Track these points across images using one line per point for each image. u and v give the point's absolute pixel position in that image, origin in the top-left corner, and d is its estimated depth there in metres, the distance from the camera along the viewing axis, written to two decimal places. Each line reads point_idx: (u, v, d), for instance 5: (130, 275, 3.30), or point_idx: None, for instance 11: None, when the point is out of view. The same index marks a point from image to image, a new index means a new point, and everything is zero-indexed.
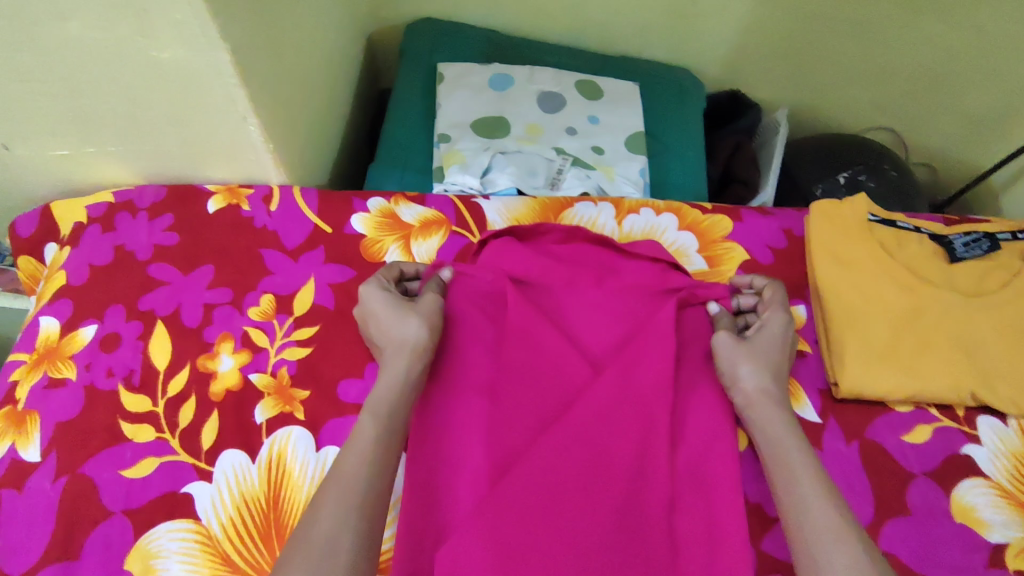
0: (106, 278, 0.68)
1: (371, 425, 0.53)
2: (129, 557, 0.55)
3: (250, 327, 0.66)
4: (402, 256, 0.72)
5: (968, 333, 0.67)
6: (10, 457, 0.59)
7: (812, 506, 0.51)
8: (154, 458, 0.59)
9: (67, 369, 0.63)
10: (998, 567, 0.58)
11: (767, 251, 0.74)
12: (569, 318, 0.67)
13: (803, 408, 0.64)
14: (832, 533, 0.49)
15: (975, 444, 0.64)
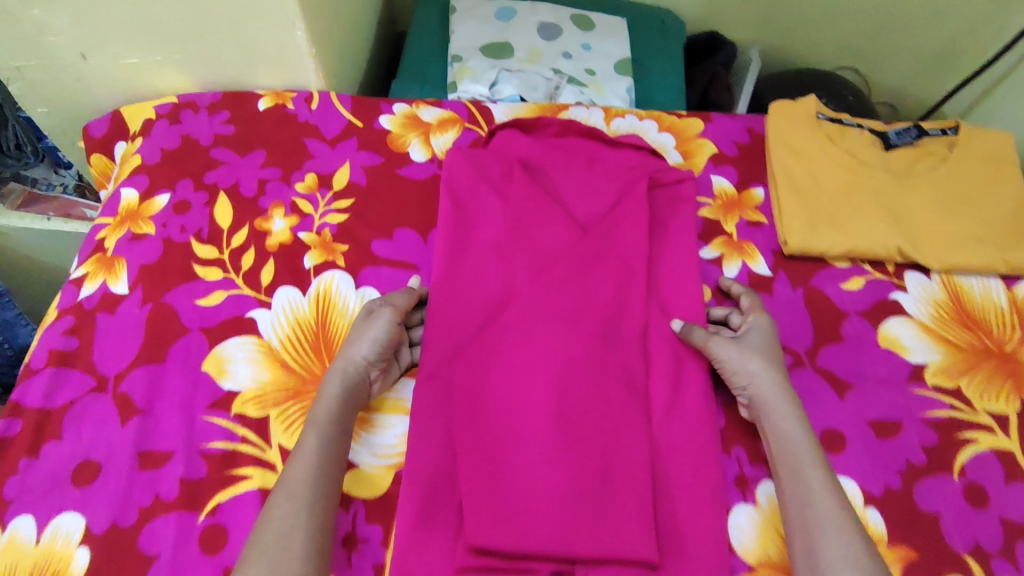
0: (174, 159, 0.81)
1: (316, 436, 0.59)
2: (206, 361, 0.68)
3: (297, 198, 0.79)
4: (423, 148, 0.84)
5: (897, 204, 0.80)
6: (103, 291, 0.72)
7: (818, 509, 0.57)
8: (223, 291, 0.72)
9: (146, 226, 0.76)
10: (916, 381, 0.71)
11: (733, 145, 0.87)
12: (563, 191, 0.80)
13: (756, 264, 0.78)
14: (839, 540, 0.55)
15: (901, 291, 0.77)
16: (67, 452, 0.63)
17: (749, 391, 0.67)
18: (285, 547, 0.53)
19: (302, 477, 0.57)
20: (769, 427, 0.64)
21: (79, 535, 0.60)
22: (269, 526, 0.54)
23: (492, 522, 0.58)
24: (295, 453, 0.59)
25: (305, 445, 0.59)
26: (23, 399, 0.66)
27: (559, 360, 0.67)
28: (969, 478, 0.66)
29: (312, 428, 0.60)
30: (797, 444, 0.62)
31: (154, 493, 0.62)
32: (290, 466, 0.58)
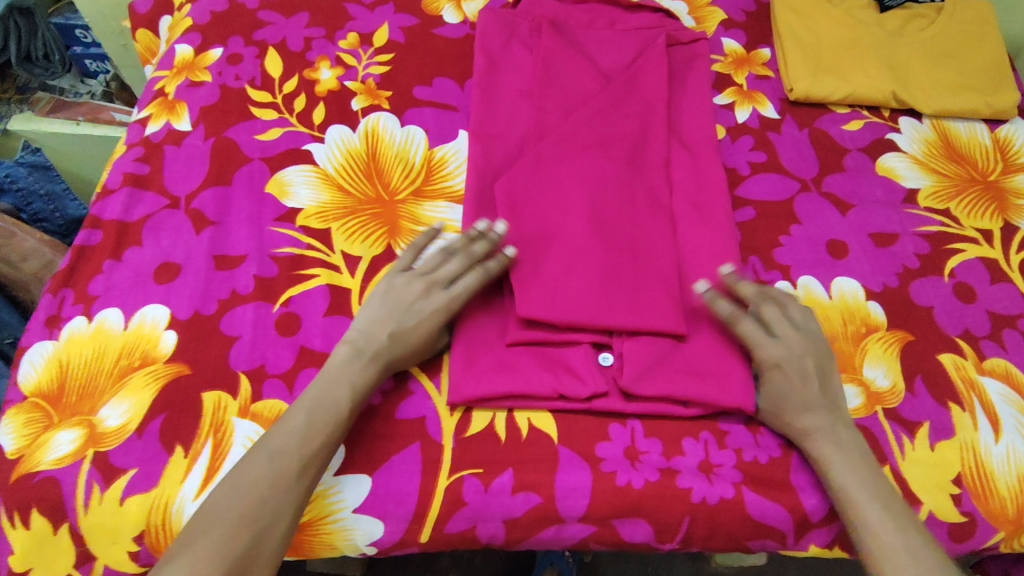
0: (224, 20, 0.87)
1: (347, 396, 0.57)
2: (268, 184, 0.74)
3: (341, 52, 0.85)
4: (455, 12, 0.90)
5: (891, 58, 0.87)
6: (167, 128, 0.78)
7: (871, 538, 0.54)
8: (279, 128, 0.78)
9: (204, 75, 0.82)
10: (910, 202, 0.79)
11: (741, 13, 0.94)
12: (588, 44, 0.86)
13: (765, 109, 0.85)
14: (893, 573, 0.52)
15: (896, 132, 0.85)
16: (148, 255, 0.69)
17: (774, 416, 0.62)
18: (273, 518, 0.50)
19: (310, 443, 0.54)
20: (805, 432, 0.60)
21: (165, 321, 0.65)
22: (265, 482, 0.51)
23: (540, 300, 0.65)
24: (323, 401, 0.56)
25: (334, 397, 0.56)
26: (103, 213, 0.72)
27: (591, 174, 0.73)
28: (957, 279, 0.74)
29: (342, 382, 0.57)
30: (847, 476, 0.57)
31: (230, 288, 0.67)
32: (290, 416, 0.55)
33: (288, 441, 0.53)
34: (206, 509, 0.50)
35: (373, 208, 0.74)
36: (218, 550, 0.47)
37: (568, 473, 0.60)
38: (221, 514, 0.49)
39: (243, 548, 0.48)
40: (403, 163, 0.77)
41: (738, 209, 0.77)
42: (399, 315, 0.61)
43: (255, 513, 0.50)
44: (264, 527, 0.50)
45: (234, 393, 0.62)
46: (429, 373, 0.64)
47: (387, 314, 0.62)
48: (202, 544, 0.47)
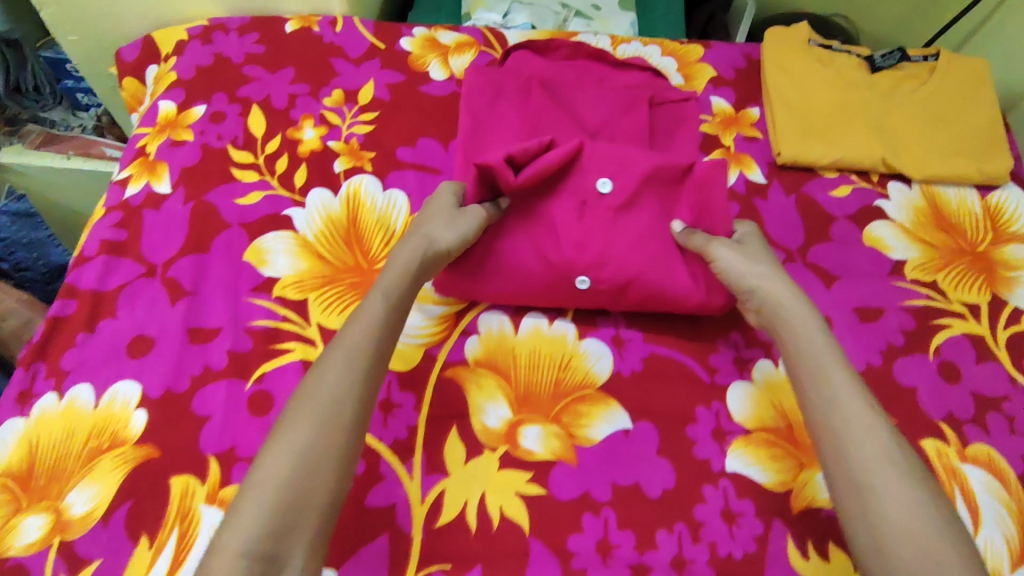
0: (208, 75, 0.86)
1: (380, 303, 0.59)
2: (247, 252, 0.74)
3: (325, 110, 0.85)
4: (441, 68, 0.90)
5: (882, 120, 0.86)
6: (147, 191, 0.77)
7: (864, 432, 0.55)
8: (260, 192, 0.78)
9: (185, 134, 0.81)
10: (896, 274, 0.78)
11: (731, 70, 0.93)
12: (576, 104, 0.85)
13: (753, 173, 0.84)
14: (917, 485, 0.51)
15: (885, 199, 0.84)
16: (122, 328, 0.69)
17: (756, 296, 0.66)
18: (332, 415, 0.52)
19: (369, 349, 0.56)
20: (793, 342, 0.62)
21: (135, 400, 0.65)
22: (322, 385, 0.53)
23: None
24: (358, 312, 0.58)
25: (372, 306, 0.59)
26: (78, 282, 0.71)
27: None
28: (943, 357, 0.73)
29: (374, 293, 0.60)
30: (823, 358, 0.60)
31: (204, 364, 0.67)
32: (347, 330, 0.57)
33: (337, 351, 0.55)
34: (285, 420, 0.51)
35: (351, 277, 0.73)
36: (288, 450, 0.49)
37: (537, 568, 0.59)
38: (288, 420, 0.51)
39: (308, 448, 0.49)
40: (384, 229, 0.76)
41: None
42: (437, 210, 0.69)
43: (309, 417, 0.51)
44: (324, 422, 0.51)
45: (203, 478, 0.61)
46: (402, 455, 0.64)
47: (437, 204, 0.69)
48: (275, 450, 0.49)
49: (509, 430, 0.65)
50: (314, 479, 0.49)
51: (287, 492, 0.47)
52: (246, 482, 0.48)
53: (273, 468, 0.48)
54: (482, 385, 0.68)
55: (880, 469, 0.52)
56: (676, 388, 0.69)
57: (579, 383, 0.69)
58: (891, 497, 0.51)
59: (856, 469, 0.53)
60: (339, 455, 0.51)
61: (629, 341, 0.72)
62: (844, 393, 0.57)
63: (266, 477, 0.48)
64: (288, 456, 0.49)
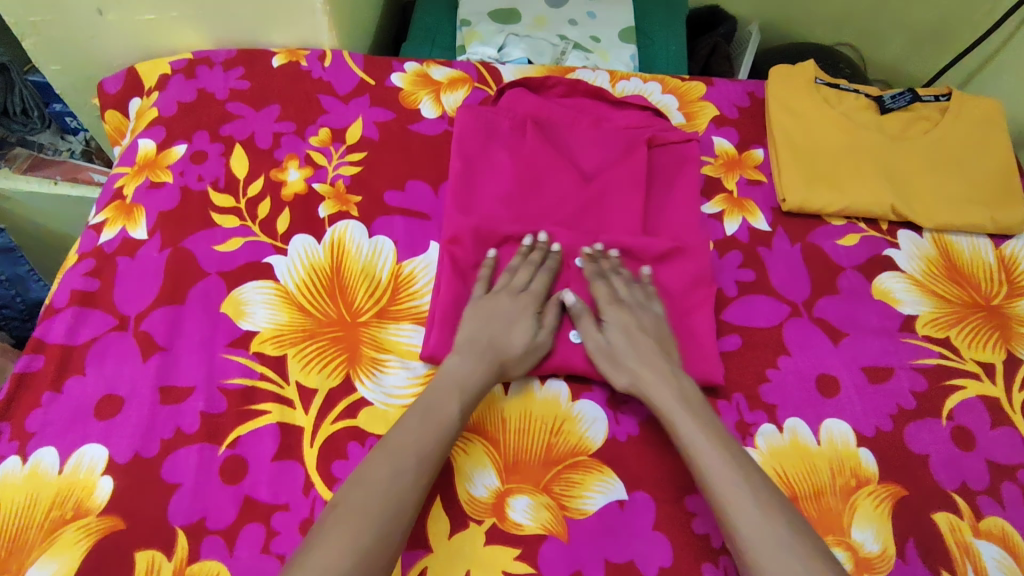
0: (191, 112, 0.83)
1: (458, 407, 0.60)
2: (223, 303, 0.70)
3: (311, 150, 0.82)
4: (433, 105, 0.87)
5: (891, 166, 0.83)
6: (122, 236, 0.74)
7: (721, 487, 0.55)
8: (240, 238, 0.74)
9: (165, 175, 0.78)
10: (907, 330, 0.74)
11: (734, 108, 0.91)
12: (570, 145, 0.82)
13: (756, 220, 0.81)
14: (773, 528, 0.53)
15: (895, 248, 0.80)
16: (91, 386, 0.65)
17: (616, 367, 0.66)
18: (396, 515, 0.52)
19: (427, 447, 0.56)
20: (668, 415, 0.62)
21: (102, 465, 0.61)
22: (383, 487, 0.53)
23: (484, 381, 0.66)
24: (434, 415, 0.59)
25: (450, 409, 0.59)
26: (46, 336, 0.68)
27: None
28: (956, 422, 0.69)
29: (455, 394, 0.61)
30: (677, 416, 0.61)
31: (175, 426, 0.63)
32: (405, 427, 0.57)
33: (408, 448, 0.56)
34: (346, 511, 0.51)
35: (333, 330, 0.69)
36: (349, 548, 0.49)
37: None
38: (355, 509, 0.51)
39: (370, 542, 0.50)
40: (369, 279, 0.73)
41: (723, 335, 0.72)
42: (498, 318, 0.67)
43: (376, 515, 0.51)
44: (389, 521, 0.51)
45: (170, 552, 0.57)
46: None
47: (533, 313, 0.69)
48: (338, 539, 0.49)
49: (496, 500, 0.61)
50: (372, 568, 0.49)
51: None
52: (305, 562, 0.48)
53: (335, 555, 0.48)
54: (469, 450, 0.64)
55: (763, 547, 0.52)
56: (673, 454, 0.66)
57: (570, 450, 0.65)
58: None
59: (741, 546, 0.53)
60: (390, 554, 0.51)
61: (625, 403, 0.68)
62: (716, 467, 0.56)
63: (332, 565, 0.48)
64: (349, 546, 0.49)
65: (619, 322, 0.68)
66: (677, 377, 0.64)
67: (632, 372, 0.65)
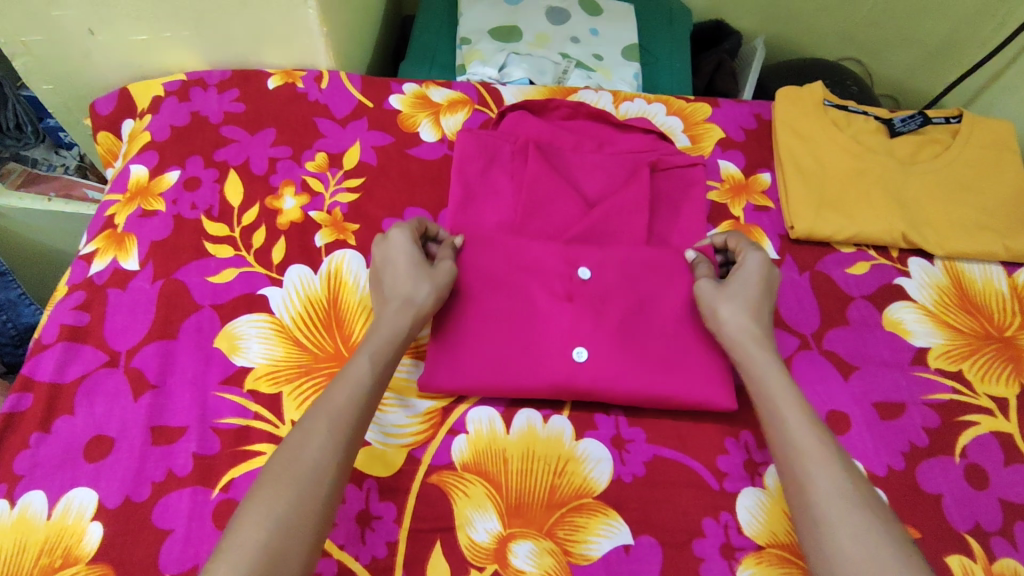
0: (185, 137, 0.81)
1: (367, 365, 0.57)
2: (217, 338, 0.68)
3: (308, 176, 0.80)
4: (433, 128, 0.85)
5: (901, 192, 0.82)
6: (113, 267, 0.72)
7: (812, 464, 0.54)
8: (234, 269, 0.72)
9: (157, 203, 0.76)
10: (918, 363, 0.73)
11: (740, 131, 0.89)
12: (574, 170, 0.80)
13: (764, 248, 0.79)
14: (856, 514, 0.50)
15: (905, 277, 0.79)
16: (80, 427, 0.63)
17: (723, 326, 0.65)
18: (316, 482, 0.49)
19: (338, 404, 0.54)
20: (760, 379, 0.61)
21: (92, 510, 0.59)
22: (303, 453, 0.50)
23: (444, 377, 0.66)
24: (343, 374, 0.57)
25: (357, 367, 0.57)
26: (34, 374, 0.66)
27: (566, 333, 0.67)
28: (969, 460, 0.67)
29: (361, 354, 0.58)
30: (772, 390, 0.59)
31: (166, 468, 0.61)
32: (326, 390, 0.55)
33: (321, 413, 0.53)
34: (264, 479, 0.49)
35: (329, 366, 0.67)
36: (269, 516, 0.47)
37: None
38: (272, 481, 0.49)
39: (289, 508, 0.47)
40: (366, 311, 0.71)
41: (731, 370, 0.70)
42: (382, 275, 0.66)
43: (293, 481, 0.49)
44: (307, 486, 0.49)
45: None
46: None
47: (409, 241, 0.67)
48: (256, 510, 0.47)
49: (498, 546, 0.59)
50: (294, 538, 0.47)
51: (268, 555, 0.45)
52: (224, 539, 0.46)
53: (254, 526, 0.46)
54: (470, 493, 0.62)
55: (840, 513, 0.50)
56: (680, 495, 0.64)
57: (575, 491, 0.63)
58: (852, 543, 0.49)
59: (814, 509, 0.51)
60: (317, 524, 0.48)
61: (631, 442, 0.66)
62: (801, 433, 0.56)
63: (247, 539, 0.45)
64: (267, 517, 0.46)
65: (748, 282, 0.67)
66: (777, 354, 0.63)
67: (738, 336, 0.64)
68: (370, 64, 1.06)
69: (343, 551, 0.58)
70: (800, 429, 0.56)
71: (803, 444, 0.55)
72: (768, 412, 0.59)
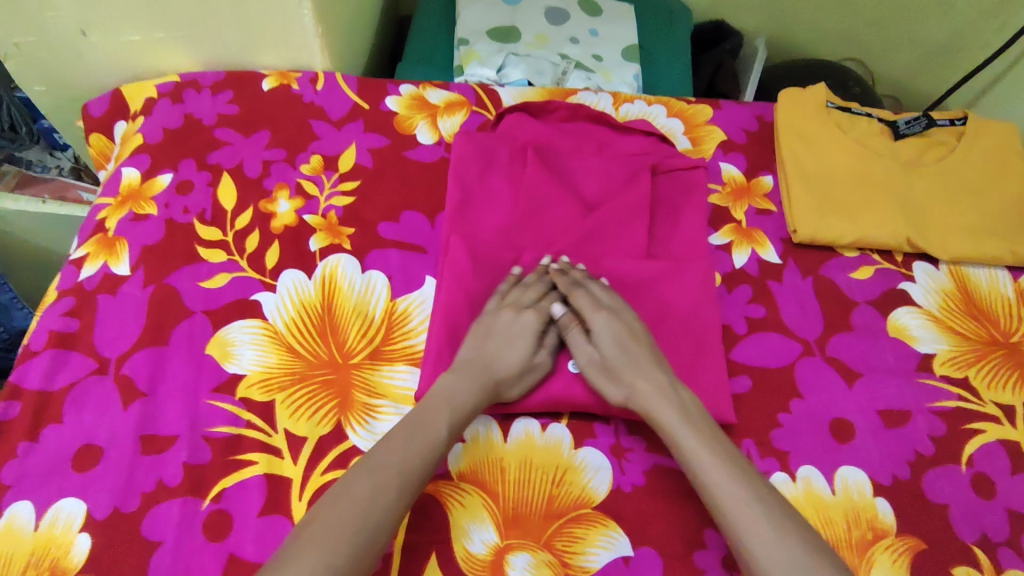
0: (178, 139, 0.80)
1: (445, 424, 0.57)
2: (209, 344, 0.67)
3: (302, 179, 0.78)
4: (430, 130, 0.84)
5: (906, 195, 0.80)
6: (104, 272, 0.71)
7: (731, 508, 0.53)
8: (226, 274, 0.71)
9: (149, 207, 0.75)
10: (924, 370, 0.71)
11: (741, 133, 0.88)
12: (573, 173, 0.79)
13: (766, 252, 0.78)
14: (785, 550, 0.50)
15: (910, 281, 0.77)
16: (69, 436, 0.62)
17: (626, 394, 0.62)
18: (375, 533, 0.50)
19: (410, 462, 0.54)
20: (666, 428, 0.59)
21: (80, 521, 0.57)
22: (360, 502, 0.50)
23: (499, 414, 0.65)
24: (422, 429, 0.56)
25: (436, 425, 0.57)
26: (22, 381, 0.64)
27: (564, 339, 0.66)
28: (976, 469, 0.66)
29: (443, 412, 0.58)
30: (678, 434, 0.58)
31: (156, 478, 0.60)
32: (391, 441, 0.55)
33: (391, 466, 0.53)
34: (319, 524, 0.49)
35: (323, 373, 0.66)
36: (322, 565, 0.46)
37: None
38: (329, 522, 0.49)
39: (346, 561, 0.47)
40: (361, 317, 0.70)
41: (732, 376, 0.69)
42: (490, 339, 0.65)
43: (354, 533, 0.49)
44: (367, 540, 0.49)
45: None
46: None
47: (535, 329, 0.66)
48: (310, 556, 0.47)
49: (495, 557, 0.58)
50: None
51: None
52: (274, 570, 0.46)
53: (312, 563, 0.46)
54: (466, 503, 0.61)
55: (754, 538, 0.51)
56: (681, 505, 0.62)
57: (573, 502, 0.61)
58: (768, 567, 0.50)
59: (747, 556, 0.51)
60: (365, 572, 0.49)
61: (630, 450, 0.65)
62: (715, 472, 0.55)
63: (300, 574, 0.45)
64: (324, 568, 0.46)
65: (608, 338, 0.65)
66: (673, 386, 0.62)
67: (641, 398, 0.61)
68: (366, 64, 1.05)
69: None
70: (716, 471, 0.55)
71: (720, 485, 0.54)
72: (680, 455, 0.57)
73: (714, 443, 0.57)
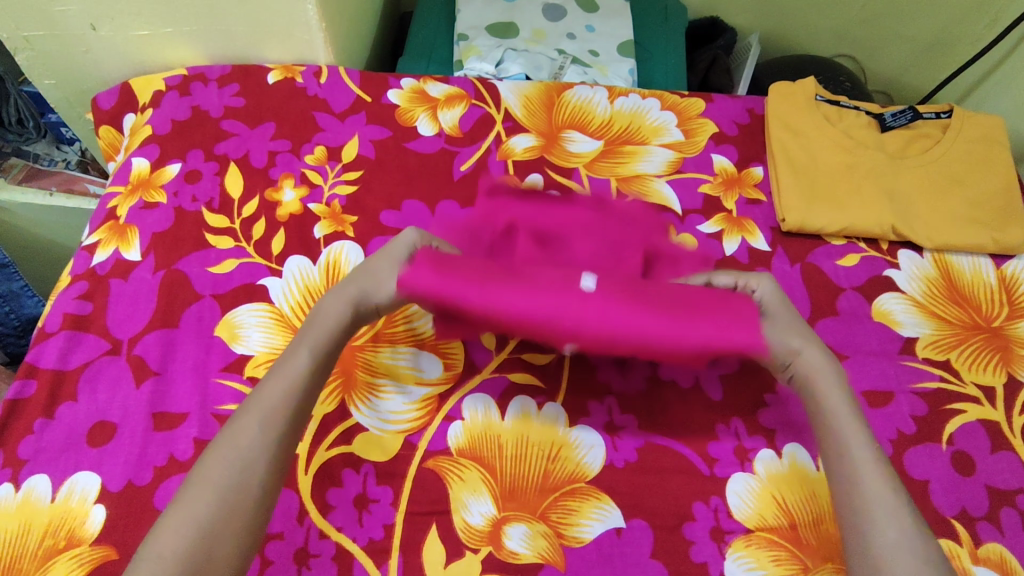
0: (186, 130, 0.83)
1: (306, 358, 0.58)
2: (218, 326, 0.69)
3: (307, 169, 0.81)
4: (430, 122, 0.86)
5: (892, 185, 0.83)
6: (115, 258, 0.74)
7: (864, 487, 0.55)
8: (234, 259, 0.74)
9: (158, 195, 0.78)
10: (906, 353, 0.74)
11: (732, 125, 0.90)
12: None
13: (756, 240, 0.80)
14: (905, 534, 0.52)
15: (895, 269, 0.80)
16: (83, 413, 0.64)
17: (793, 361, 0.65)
18: (244, 479, 0.50)
19: (275, 400, 0.55)
20: (824, 400, 0.62)
21: (95, 494, 0.60)
22: (231, 447, 0.51)
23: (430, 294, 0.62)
24: (282, 368, 0.57)
25: (295, 362, 0.57)
26: (37, 361, 0.67)
27: None
28: (956, 447, 0.68)
29: (301, 346, 0.59)
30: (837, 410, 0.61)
31: (168, 453, 0.62)
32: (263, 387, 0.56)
33: (255, 409, 0.54)
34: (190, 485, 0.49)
35: None
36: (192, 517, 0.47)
37: None
38: (198, 482, 0.49)
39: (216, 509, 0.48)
40: None
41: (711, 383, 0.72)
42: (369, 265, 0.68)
43: (222, 481, 0.49)
44: (236, 485, 0.49)
45: None
46: (376, 558, 0.59)
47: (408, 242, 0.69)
48: (181, 512, 0.47)
49: (493, 528, 0.61)
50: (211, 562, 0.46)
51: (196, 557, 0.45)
52: (135, 563, 0.45)
53: (183, 524, 0.47)
54: (465, 477, 0.63)
55: (875, 512, 0.54)
56: (671, 481, 0.65)
57: (568, 476, 0.64)
58: (881, 536, 0.52)
59: (863, 529, 0.53)
60: (251, 519, 0.49)
61: (623, 429, 0.68)
62: (860, 452, 0.57)
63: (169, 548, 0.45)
64: (194, 520, 0.47)
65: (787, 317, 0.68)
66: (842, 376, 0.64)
67: (805, 364, 0.64)
68: (368, 60, 1.08)
69: (341, 533, 0.59)
70: (859, 454, 0.57)
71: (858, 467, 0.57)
72: (831, 428, 0.60)
73: (863, 428, 0.59)
